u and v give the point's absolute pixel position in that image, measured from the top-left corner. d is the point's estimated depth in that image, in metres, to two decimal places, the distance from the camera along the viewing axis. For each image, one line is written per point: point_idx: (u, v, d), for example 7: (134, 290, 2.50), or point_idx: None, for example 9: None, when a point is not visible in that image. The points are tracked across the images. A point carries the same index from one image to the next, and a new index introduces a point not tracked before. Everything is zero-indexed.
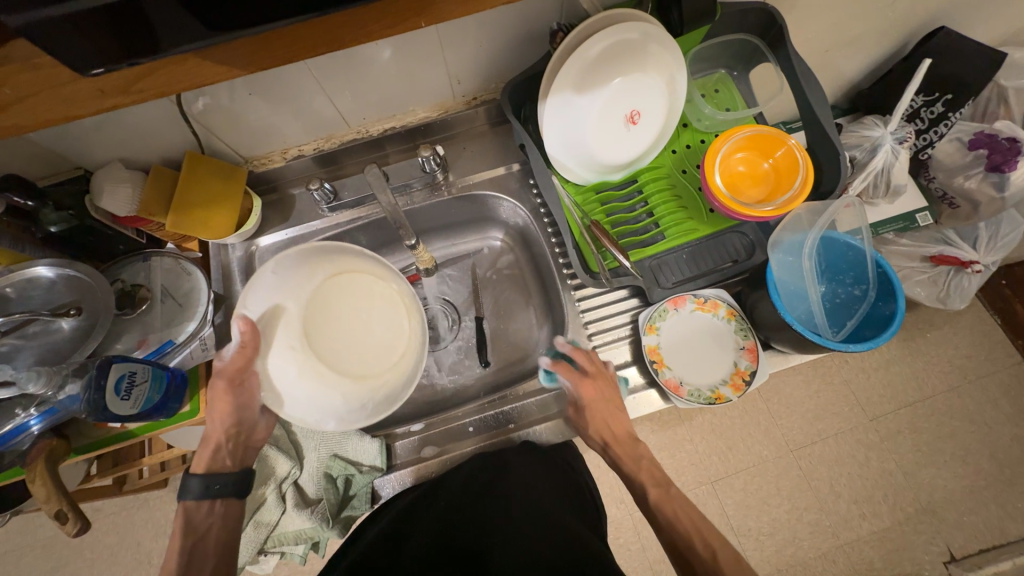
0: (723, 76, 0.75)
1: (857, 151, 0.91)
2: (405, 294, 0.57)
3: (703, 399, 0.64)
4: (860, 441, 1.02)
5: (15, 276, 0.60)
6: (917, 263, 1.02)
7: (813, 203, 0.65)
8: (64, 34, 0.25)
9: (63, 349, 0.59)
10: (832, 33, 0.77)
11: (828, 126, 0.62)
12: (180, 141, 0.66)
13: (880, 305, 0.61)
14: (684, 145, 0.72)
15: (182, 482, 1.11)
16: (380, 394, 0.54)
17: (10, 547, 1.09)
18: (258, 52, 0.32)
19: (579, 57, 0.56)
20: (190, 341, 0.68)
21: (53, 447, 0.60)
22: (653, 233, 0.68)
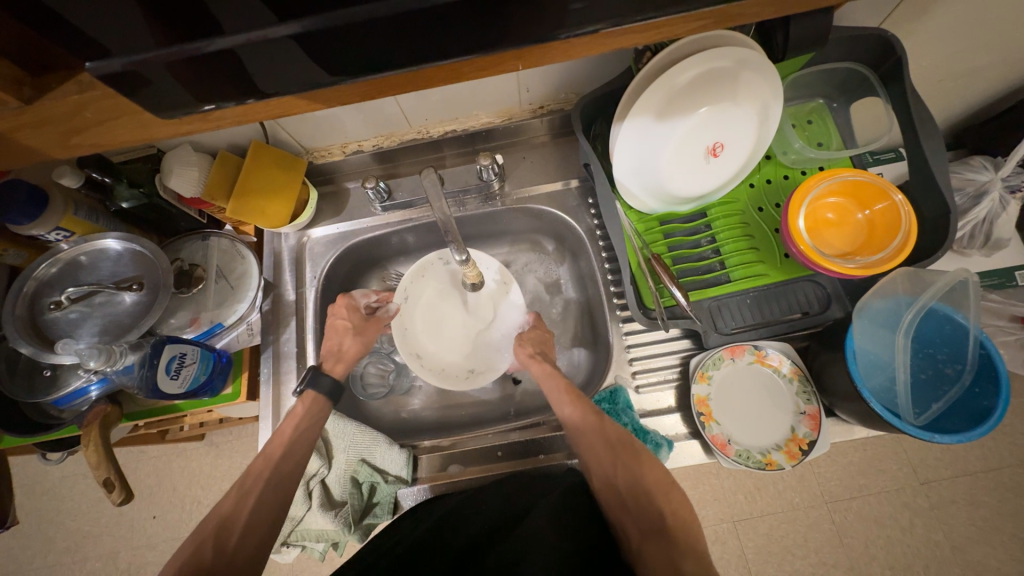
0: (819, 107, 0.67)
1: (956, 196, 0.80)
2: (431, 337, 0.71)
3: (753, 462, 0.59)
4: (907, 505, 0.92)
5: (88, 246, 0.62)
6: (1003, 323, 0.85)
7: (912, 269, 0.58)
8: (195, 71, 0.28)
9: (123, 321, 0.61)
10: (955, 63, 0.67)
11: (941, 179, 0.55)
12: (247, 131, 0.67)
13: (977, 395, 0.53)
14: (765, 179, 0.66)
15: (216, 437, 1.17)
16: (409, 336, 0.71)
17: (64, 474, 1.18)
18: (356, 89, 0.35)
19: (667, 82, 0.51)
20: (237, 324, 0.69)
21: (108, 412, 0.63)
22: (717, 273, 0.63)
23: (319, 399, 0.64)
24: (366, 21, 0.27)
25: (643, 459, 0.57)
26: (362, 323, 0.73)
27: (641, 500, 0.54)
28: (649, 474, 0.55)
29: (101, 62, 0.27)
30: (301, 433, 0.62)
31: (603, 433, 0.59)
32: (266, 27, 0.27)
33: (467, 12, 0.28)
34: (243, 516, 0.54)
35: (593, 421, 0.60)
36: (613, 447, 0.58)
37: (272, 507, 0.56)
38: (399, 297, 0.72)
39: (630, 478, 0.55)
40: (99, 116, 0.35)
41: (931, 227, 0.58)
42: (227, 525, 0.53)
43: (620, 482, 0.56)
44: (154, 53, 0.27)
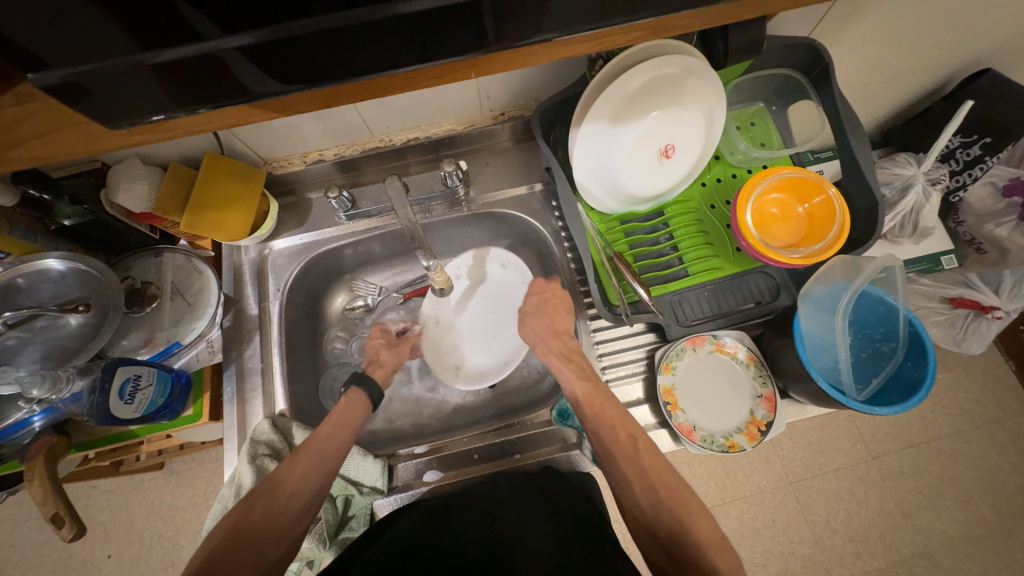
0: (760, 110, 0.72)
1: (886, 189, 0.87)
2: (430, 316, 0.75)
3: (717, 445, 0.62)
4: (862, 478, 0.99)
5: (26, 267, 0.58)
6: (935, 304, 0.94)
7: (848, 257, 0.63)
8: (143, 82, 0.28)
9: (69, 346, 0.57)
10: (875, 69, 0.74)
11: (868, 174, 0.60)
12: (201, 142, 0.65)
13: (909, 368, 0.58)
14: (715, 179, 0.70)
15: (177, 466, 1.10)
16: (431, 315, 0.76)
17: (2, 517, 1.08)
18: (313, 98, 0.35)
19: (619, 87, 0.54)
20: (196, 342, 0.67)
21: (54, 444, 0.59)
22: (676, 268, 0.66)
23: (361, 395, 0.63)
24: (317, 33, 0.28)
25: (690, 507, 0.49)
26: (395, 340, 0.73)
27: (689, 558, 0.46)
28: (697, 525, 0.48)
29: (39, 73, 0.26)
30: (343, 419, 0.60)
31: (643, 469, 0.52)
32: (216, 39, 0.27)
33: (417, 24, 0.29)
34: (292, 479, 0.52)
35: (630, 452, 0.53)
36: (652, 487, 0.51)
37: (317, 478, 0.54)
38: (422, 322, 0.75)
39: (674, 526, 0.48)
40: (40, 127, 0.34)
41: (863, 219, 0.63)
42: (274, 488, 0.51)
43: (663, 528, 0.48)
44: (98, 64, 0.26)
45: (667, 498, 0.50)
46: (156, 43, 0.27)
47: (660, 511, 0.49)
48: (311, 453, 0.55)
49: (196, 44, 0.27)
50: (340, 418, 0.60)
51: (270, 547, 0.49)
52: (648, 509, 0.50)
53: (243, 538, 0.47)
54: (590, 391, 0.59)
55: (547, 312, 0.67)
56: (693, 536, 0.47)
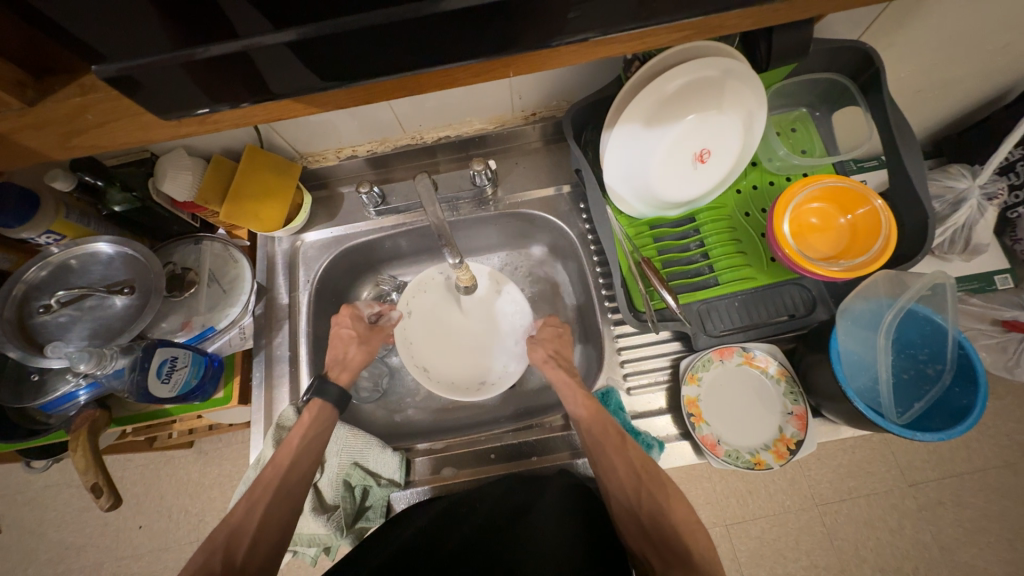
0: (803, 115, 0.69)
1: (936, 202, 0.82)
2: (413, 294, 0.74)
3: (742, 462, 0.60)
4: (896, 507, 0.94)
5: (79, 249, 0.62)
6: (984, 326, 0.87)
7: (893, 272, 0.59)
8: (194, 76, 0.29)
9: (114, 325, 0.60)
10: (931, 74, 0.70)
11: (918, 186, 0.57)
12: (242, 135, 0.67)
13: (956, 394, 0.55)
14: (751, 186, 0.68)
15: (205, 445, 1.15)
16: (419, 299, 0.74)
17: (47, 483, 1.15)
18: (351, 94, 0.36)
19: (655, 90, 0.53)
20: (230, 328, 0.69)
21: (96, 417, 0.62)
22: (706, 276, 0.64)
23: (325, 408, 0.64)
24: (360, 30, 0.28)
25: (670, 495, 0.56)
26: (366, 334, 0.72)
27: (665, 537, 0.52)
28: (674, 508, 0.55)
29: (100, 65, 0.27)
30: (306, 444, 0.61)
31: (631, 460, 0.57)
32: (262, 35, 0.28)
33: (458, 22, 0.29)
34: (253, 521, 0.55)
35: (620, 447, 0.58)
36: (640, 481, 0.56)
37: (284, 511, 0.57)
38: (401, 309, 0.73)
39: (654, 510, 0.54)
40: (100, 118, 0.36)
41: (910, 233, 0.60)
42: (239, 534, 0.54)
43: (643, 511, 0.54)
44: (151, 59, 0.28)
45: (650, 486, 0.56)
46: (207, 39, 0.28)
47: (642, 498, 0.55)
48: (272, 489, 0.57)
49: (245, 39, 0.28)
50: (298, 441, 0.61)
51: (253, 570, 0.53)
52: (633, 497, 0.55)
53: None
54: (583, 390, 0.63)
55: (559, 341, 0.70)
56: (672, 517, 0.54)
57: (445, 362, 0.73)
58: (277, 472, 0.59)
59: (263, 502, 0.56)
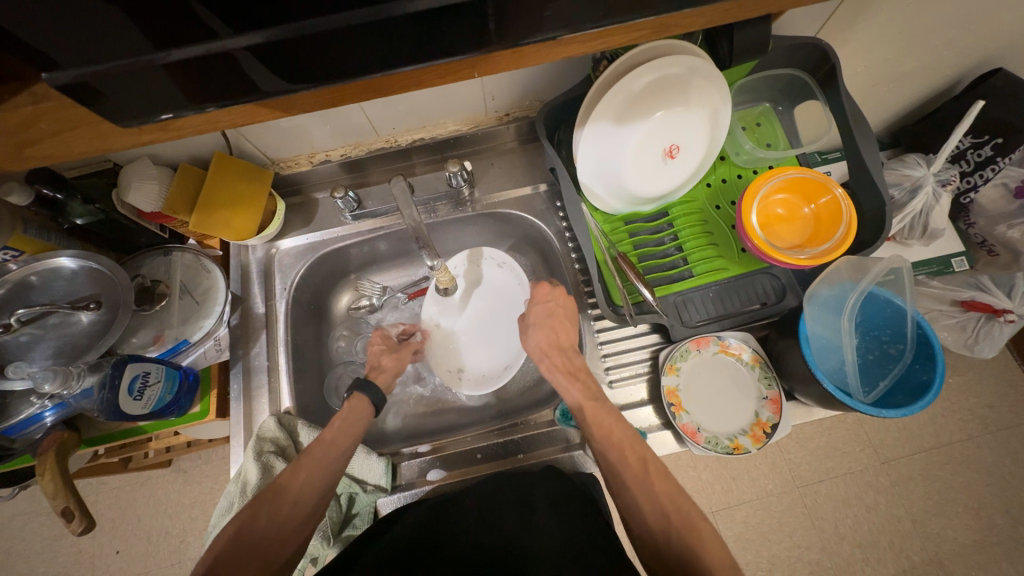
0: (766, 110, 0.72)
1: (895, 190, 0.86)
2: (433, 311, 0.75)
3: (721, 447, 0.62)
4: (870, 483, 0.98)
5: (39, 265, 0.59)
6: (945, 306, 0.91)
7: (855, 257, 0.62)
8: (153, 81, 0.29)
9: (81, 342, 0.58)
10: (884, 69, 0.73)
11: (875, 175, 0.60)
12: (211, 142, 0.66)
13: (917, 370, 0.58)
14: (720, 179, 0.70)
15: (185, 463, 1.12)
16: (433, 311, 0.75)
17: (14, 512, 1.10)
18: (318, 97, 0.35)
19: (623, 88, 0.54)
20: (204, 340, 0.67)
21: (65, 438, 0.60)
22: (680, 269, 0.66)
23: (364, 400, 0.62)
24: (323, 33, 0.28)
25: (699, 527, 0.49)
26: (395, 346, 0.73)
27: None
28: (708, 553, 0.47)
29: (53, 73, 0.27)
30: (343, 427, 0.59)
31: (654, 493, 0.51)
32: (223, 38, 0.27)
33: (421, 24, 0.29)
34: (295, 486, 0.53)
35: (641, 476, 0.53)
36: (663, 513, 0.50)
37: (319, 485, 0.54)
38: (427, 324, 0.74)
39: (684, 552, 0.47)
40: (54, 127, 0.35)
41: (869, 219, 0.63)
42: (277, 495, 0.52)
43: (675, 552, 0.48)
44: (110, 64, 0.27)
45: (678, 524, 0.49)
46: (166, 44, 0.27)
47: (670, 538, 0.49)
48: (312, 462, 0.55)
49: (205, 43, 0.28)
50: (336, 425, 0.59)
51: (275, 550, 0.50)
52: (659, 536, 0.49)
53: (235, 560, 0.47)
54: (597, 409, 0.58)
55: (553, 324, 0.66)
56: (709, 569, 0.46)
57: (475, 358, 0.74)
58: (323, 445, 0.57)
59: (305, 469, 0.54)
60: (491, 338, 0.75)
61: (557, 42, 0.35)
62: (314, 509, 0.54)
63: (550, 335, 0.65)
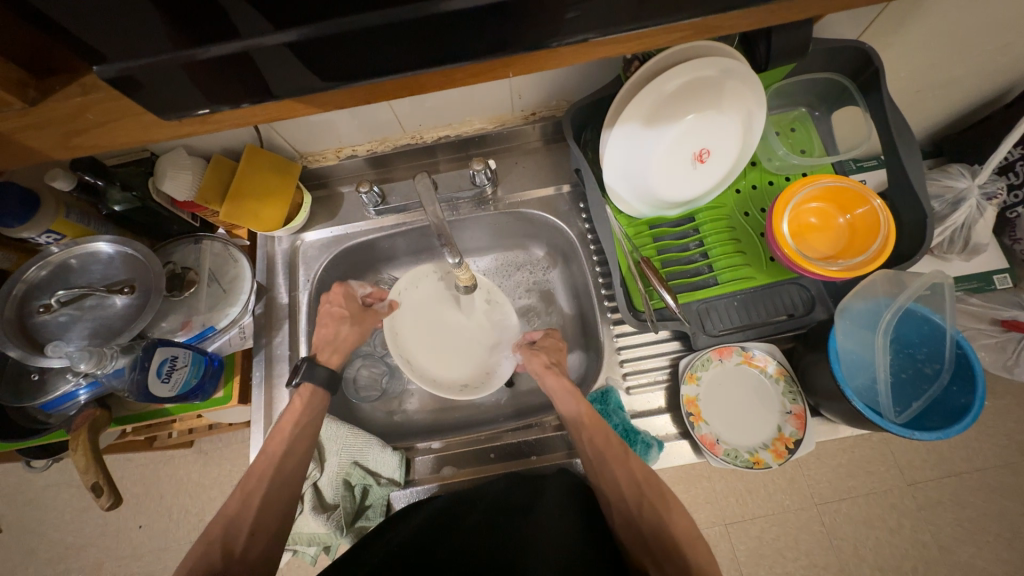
0: (802, 115, 0.70)
1: (936, 202, 0.82)
2: (411, 278, 0.75)
3: (741, 461, 0.60)
4: (895, 506, 0.94)
5: (79, 248, 0.62)
6: (984, 326, 0.86)
7: (892, 272, 0.60)
8: (194, 75, 0.29)
9: (114, 325, 0.60)
10: (931, 74, 0.70)
11: (918, 185, 0.57)
12: (242, 135, 0.67)
13: (955, 393, 0.55)
14: (750, 185, 0.68)
15: (205, 445, 1.15)
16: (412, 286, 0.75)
17: (47, 482, 1.15)
18: (350, 95, 0.36)
19: (655, 90, 0.53)
20: (230, 328, 0.69)
21: (97, 415, 0.63)
22: (705, 276, 0.64)
23: (317, 390, 0.66)
24: (359, 30, 0.28)
25: (671, 506, 0.55)
26: (359, 314, 0.73)
27: (666, 551, 0.52)
28: (676, 522, 0.54)
29: (101, 66, 0.28)
30: (299, 423, 0.63)
31: (631, 468, 0.58)
32: (262, 34, 0.28)
33: (457, 23, 0.29)
34: (251, 509, 0.57)
35: (620, 456, 0.58)
36: (637, 483, 0.57)
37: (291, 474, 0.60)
38: (394, 298, 0.73)
39: (657, 526, 0.54)
40: (100, 118, 0.36)
41: (909, 231, 0.60)
42: (234, 525, 0.56)
43: (646, 529, 0.54)
44: (153, 59, 0.28)
45: (650, 494, 0.56)
46: (207, 39, 0.28)
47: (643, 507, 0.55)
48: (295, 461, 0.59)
49: (246, 39, 0.28)
50: (296, 415, 0.63)
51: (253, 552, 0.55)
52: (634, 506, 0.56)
53: (219, 567, 0.52)
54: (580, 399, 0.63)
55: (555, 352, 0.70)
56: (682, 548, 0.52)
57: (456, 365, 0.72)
58: (270, 460, 0.60)
59: (257, 493, 0.58)
60: (481, 350, 0.74)
61: (587, 45, 0.34)
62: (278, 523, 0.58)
63: (547, 352, 0.70)
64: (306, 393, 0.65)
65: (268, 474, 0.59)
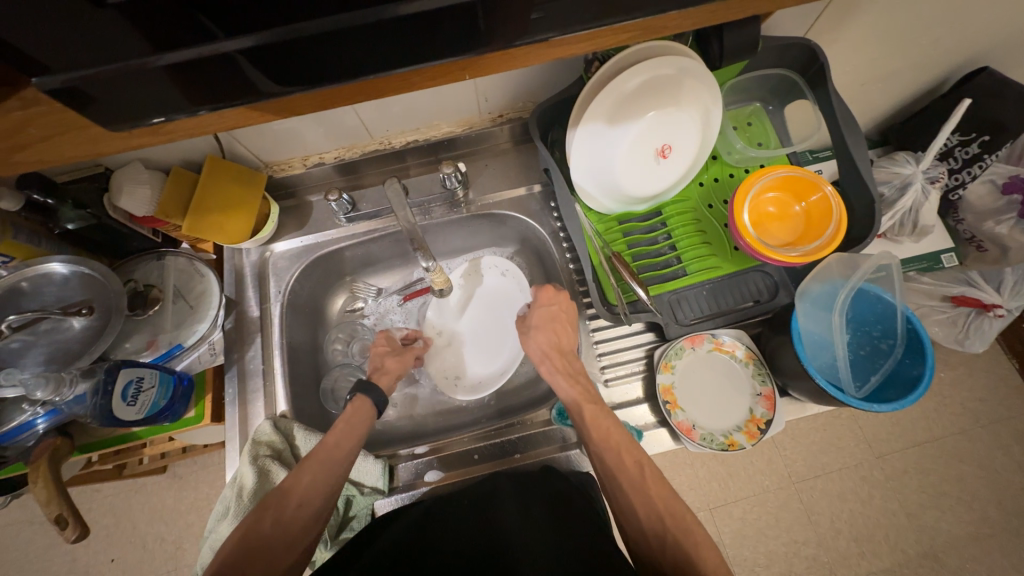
0: (757, 110, 0.73)
1: (884, 188, 0.87)
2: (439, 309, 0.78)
3: (716, 444, 0.62)
4: (865, 478, 0.98)
5: (31, 270, 0.59)
6: (936, 303, 0.93)
7: (844, 254, 0.63)
8: (144, 84, 0.29)
9: (72, 349, 0.58)
10: (872, 68, 0.74)
11: (865, 172, 0.60)
12: (202, 145, 0.66)
13: (908, 365, 0.59)
14: (712, 178, 0.70)
15: (179, 469, 1.10)
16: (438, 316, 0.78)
17: (6, 521, 1.09)
18: (308, 101, 0.35)
19: (615, 88, 0.54)
20: (198, 345, 0.67)
21: (58, 445, 0.60)
22: (674, 267, 0.66)
23: (368, 402, 0.64)
24: (314, 35, 0.28)
25: (697, 540, 0.48)
26: (400, 347, 0.74)
27: None
28: (703, 559, 0.46)
29: (42, 77, 0.27)
30: (349, 427, 0.60)
31: (650, 497, 0.52)
32: (215, 40, 0.28)
33: (414, 26, 0.29)
34: (300, 487, 0.53)
35: (637, 481, 0.53)
36: (658, 515, 0.50)
37: (326, 486, 0.55)
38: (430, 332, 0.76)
39: (680, 561, 0.46)
40: (43, 132, 0.35)
41: (859, 215, 0.63)
42: (282, 497, 0.52)
43: (668, 564, 0.47)
44: (99, 68, 0.27)
45: (674, 528, 0.49)
46: (156, 47, 0.27)
47: (665, 541, 0.49)
48: (319, 461, 0.56)
49: (198, 47, 0.28)
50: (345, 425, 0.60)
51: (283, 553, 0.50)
52: (654, 540, 0.49)
53: (259, 550, 0.49)
54: (595, 410, 0.59)
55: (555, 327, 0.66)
56: (697, 557, 0.46)
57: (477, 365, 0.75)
58: (322, 448, 0.57)
59: (309, 472, 0.54)
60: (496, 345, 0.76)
61: (546, 46, 0.35)
62: (317, 514, 0.54)
63: (545, 332, 0.66)
64: (359, 404, 0.63)
65: (326, 461, 0.56)
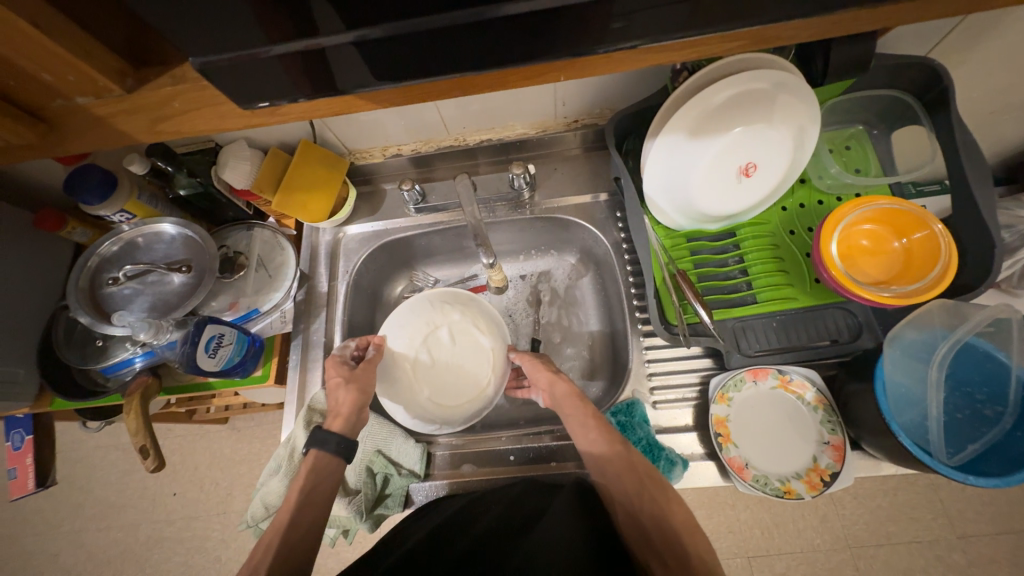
0: (859, 133, 0.67)
1: (1005, 232, 0.76)
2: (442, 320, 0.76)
3: (771, 489, 0.58)
4: (940, 558, 0.86)
5: (147, 228, 0.68)
6: None
7: (949, 302, 0.56)
8: (268, 69, 0.32)
9: (171, 301, 0.65)
10: (1008, 96, 0.65)
11: (985, 211, 0.53)
12: (297, 130, 0.72)
13: (1018, 438, 0.50)
14: (798, 204, 0.65)
15: (239, 422, 1.21)
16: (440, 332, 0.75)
17: (98, 444, 1.25)
18: (404, 95, 0.37)
19: (702, 100, 0.52)
20: (272, 311, 0.73)
21: (149, 384, 0.66)
22: (743, 293, 0.62)
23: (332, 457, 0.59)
24: (422, 32, 0.30)
25: (671, 498, 0.54)
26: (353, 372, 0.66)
27: (671, 546, 0.50)
28: (676, 514, 0.53)
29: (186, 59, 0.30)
30: (315, 488, 0.57)
31: (630, 463, 0.57)
32: (333, 33, 0.30)
33: (515, 27, 0.30)
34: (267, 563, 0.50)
35: (623, 452, 0.58)
36: (637, 476, 0.56)
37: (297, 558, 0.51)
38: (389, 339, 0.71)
39: (657, 516, 0.53)
40: (186, 105, 0.39)
41: (973, 261, 0.56)
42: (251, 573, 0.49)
43: (648, 521, 0.53)
44: (232, 54, 0.30)
45: (652, 487, 0.55)
46: (283, 36, 0.30)
47: (643, 498, 0.54)
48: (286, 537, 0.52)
49: (322, 38, 0.30)
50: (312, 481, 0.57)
51: None
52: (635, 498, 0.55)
53: None
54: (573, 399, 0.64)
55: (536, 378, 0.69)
56: (670, 514, 0.53)
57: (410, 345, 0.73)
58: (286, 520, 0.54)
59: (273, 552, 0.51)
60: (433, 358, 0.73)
61: (637, 53, 0.34)
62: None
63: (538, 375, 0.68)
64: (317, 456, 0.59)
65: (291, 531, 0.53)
